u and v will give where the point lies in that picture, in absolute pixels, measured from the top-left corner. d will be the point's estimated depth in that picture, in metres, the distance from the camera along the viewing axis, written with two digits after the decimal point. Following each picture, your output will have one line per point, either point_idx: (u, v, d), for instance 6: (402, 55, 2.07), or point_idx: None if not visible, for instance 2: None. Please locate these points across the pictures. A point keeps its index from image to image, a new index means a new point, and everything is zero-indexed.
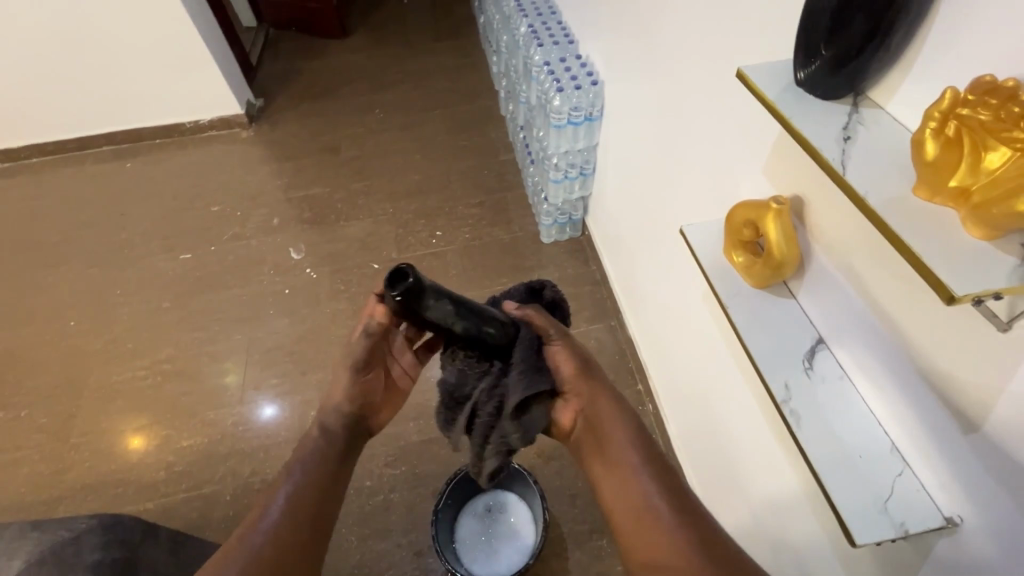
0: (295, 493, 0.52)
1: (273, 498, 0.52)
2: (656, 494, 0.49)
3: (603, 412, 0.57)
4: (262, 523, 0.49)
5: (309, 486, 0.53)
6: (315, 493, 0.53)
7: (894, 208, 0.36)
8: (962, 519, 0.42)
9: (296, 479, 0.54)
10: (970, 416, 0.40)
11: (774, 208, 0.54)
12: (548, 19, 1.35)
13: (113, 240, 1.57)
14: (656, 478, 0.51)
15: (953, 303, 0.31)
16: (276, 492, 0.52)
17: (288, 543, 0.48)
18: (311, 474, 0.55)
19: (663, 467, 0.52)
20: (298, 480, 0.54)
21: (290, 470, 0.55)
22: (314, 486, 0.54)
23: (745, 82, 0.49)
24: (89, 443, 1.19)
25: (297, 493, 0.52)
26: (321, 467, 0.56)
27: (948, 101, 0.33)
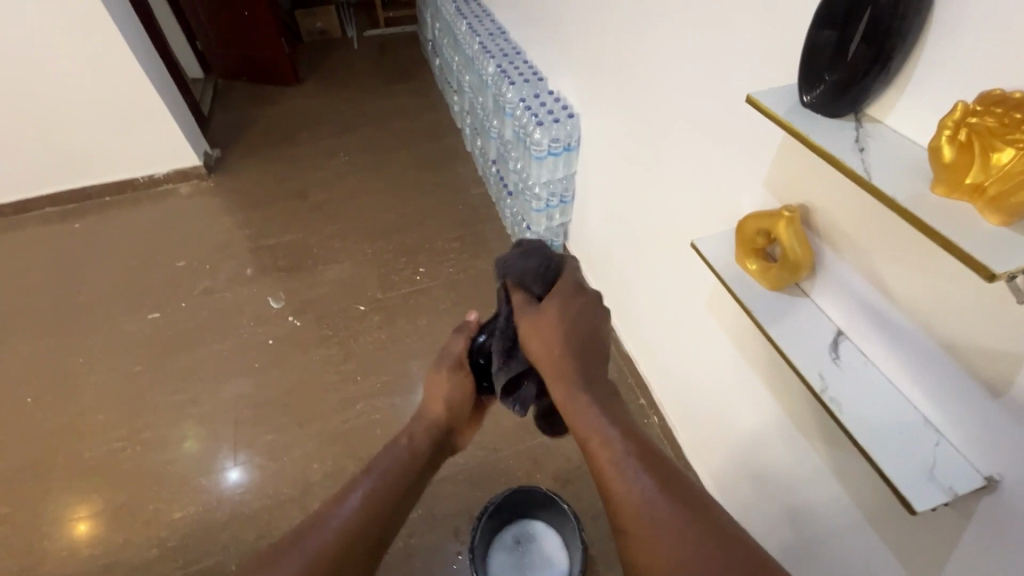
0: (372, 495, 0.62)
1: (354, 492, 0.62)
2: (638, 471, 0.54)
3: (567, 387, 0.62)
4: (341, 513, 0.60)
5: (386, 492, 0.63)
6: (388, 499, 0.63)
7: (921, 204, 0.42)
8: (1002, 476, 0.47)
9: (374, 482, 0.64)
10: (995, 382, 0.46)
11: (786, 215, 0.59)
12: (514, 59, 1.43)
13: (68, 305, 1.46)
14: (639, 461, 0.55)
15: (994, 279, 0.36)
16: (356, 489, 0.63)
17: (354, 543, 0.58)
18: (384, 484, 0.64)
19: (643, 451, 0.56)
20: (374, 484, 0.63)
21: (373, 470, 0.65)
22: (389, 495, 0.63)
23: (757, 105, 0.55)
24: (65, 528, 1.08)
25: (370, 498, 0.62)
26: (396, 481, 0.65)
27: (960, 112, 0.39)
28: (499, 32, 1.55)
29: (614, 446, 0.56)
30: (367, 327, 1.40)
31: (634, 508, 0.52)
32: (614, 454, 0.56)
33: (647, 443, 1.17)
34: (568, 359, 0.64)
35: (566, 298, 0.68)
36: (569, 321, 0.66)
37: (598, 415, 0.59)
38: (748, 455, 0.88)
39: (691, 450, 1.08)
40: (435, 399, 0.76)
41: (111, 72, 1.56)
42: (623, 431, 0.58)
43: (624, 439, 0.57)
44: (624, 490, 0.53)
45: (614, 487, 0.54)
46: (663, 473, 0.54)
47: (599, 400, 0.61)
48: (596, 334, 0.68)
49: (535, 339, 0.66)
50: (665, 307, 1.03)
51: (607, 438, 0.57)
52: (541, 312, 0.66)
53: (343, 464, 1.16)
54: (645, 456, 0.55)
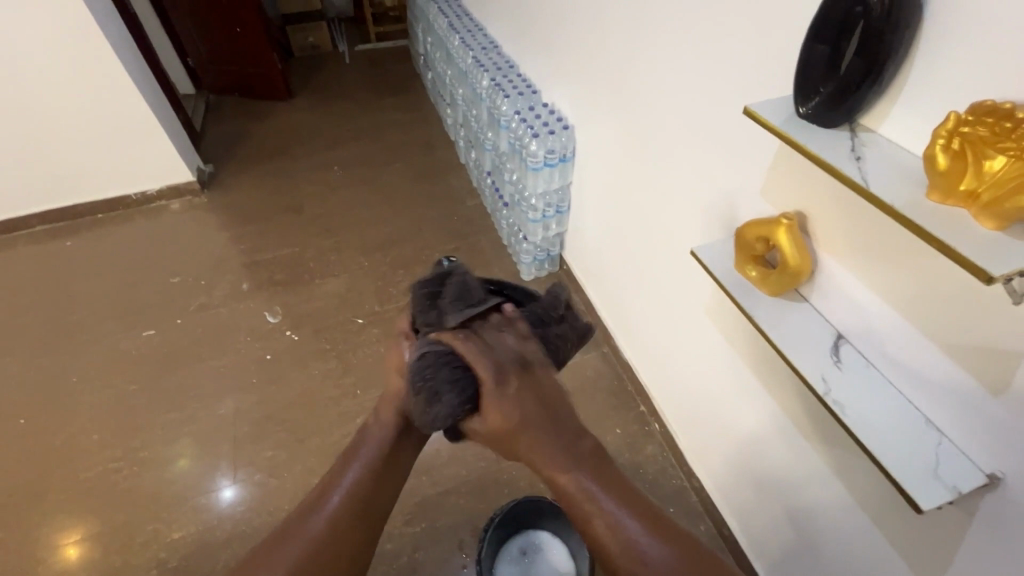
0: (357, 487, 0.64)
1: (339, 486, 0.64)
2: (628, 523, 0.53)
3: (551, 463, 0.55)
4: (326, 509, 0.62)
5: (371, 482, 0.64)
6: (373, 487, 0.65)
7: (918, 210, 0.43)
8: (1005, 473, 0.48)
9: (358, 475, 0.65)
10: (994, 382, 0.47)
11: (784, 223, 0.61)
12: (508, 73, 1.45)
13: (61, 324, 1.45)
14: (629, 512, 0.53)
15: (993, 282, 0.38)
16: (340, 483, 0.64)
17: (342, 536, 0.61)
18: (368, 474, 0.65)
19: (631, 500, 0.54)
20: (361, 468, 0.65)
21: (355, 462, 0.66)
22: (374, 483, 0.65)
23: (754, 116, 0.56)
24: (60, 552, 1.06)
25: (359, 482, 0.64)
26: (378, 468, 0.66)
27: (953, 122, 0.41)
28: (492, 46, 1.57)
29: (610, 521, 0.53)
30: (366, 340, 1.39)
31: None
32: (612, 529, 0.52)
33: (649, 451, 1.17)
34: (540, 444, 0.55)
35: (497, 394, 0.56)
36: (515, 410, 0.56)
37: (586, 487, 0.54)
38: (750, 460, 0.89)
39: (693, 456, 1.09)
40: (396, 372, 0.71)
41: (104, 89, 1.56)
42: (614, 498, 0.54)
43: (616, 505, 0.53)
44: (622, 564, 0.52)
45: (617, 562, 0.52)
46: (649, 517, 0.53)
47: (585, 470, 0.55)
48: (553, 398, 0.58)
49: (500, 443, 0.58)
50: (663, 314, 1.05)
51: (598, 510, 0.53)
52: (487, 416, 0.57)
53: None
54: (629, 503, 0.54)
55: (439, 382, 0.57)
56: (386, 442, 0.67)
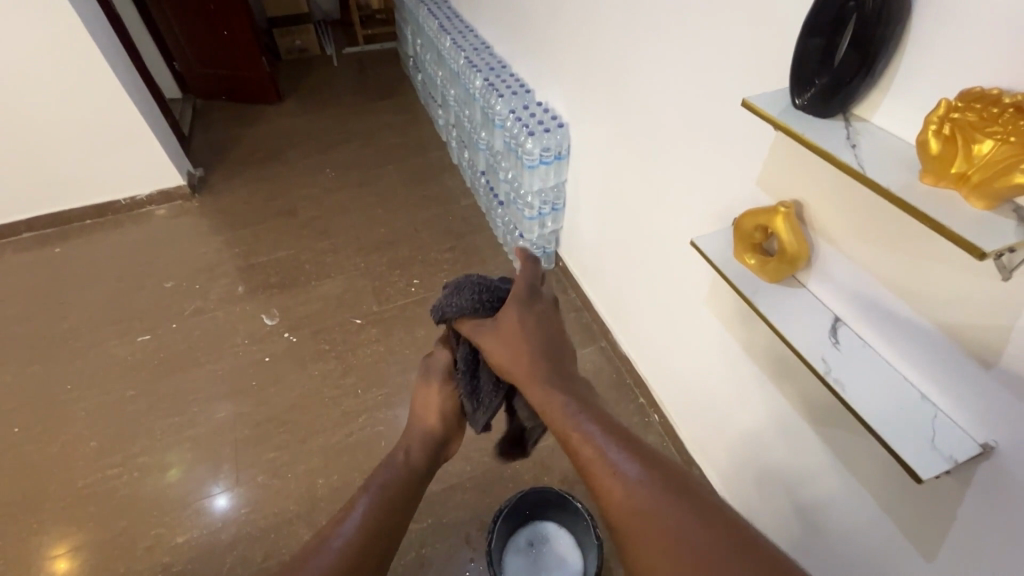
0: (377, 503, 0.63)
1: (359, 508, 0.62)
2: (615, 451, 0.51)
3: (540, 391, 0.59)
4: (347, 525, 0.60)
5: (388, 501, 0.64)
6: (389, 505, 0.64)
7: (913, 192, 0.46)
8: (997, 442, 0.51)
9: (378, 492, 0.65)
10: (986, 354, 0.49)
11: (782, 211, 0.63)
12: (501, 73, 1.46)
13: (53, 332, 1.43)
14: (619, 443, 0.51)
15: (985, 258, 0.40)
16: (361, 502, 0.63)
17: (364, 552, 0.58)
18: (384, 495, 0.64)
19: (624, 437, 0.52)
20: (377, 494, 0.64)
21: (371, 485, 0.66)
22: (390, 500, 0.64)
23: (752, 109, 0.58)
24: (61, 560, 1.05)
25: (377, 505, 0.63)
26: (399, 489, 0.66)
27: (944, 109, 0.44)
28: (483, 46, 1.59)
29: (596, 444, 0.52)
30: (364, 341, 1.40)
31: (621, 502, 0.48)
32: (595, 450, 0.51)
33: (649, 442, 1.19)
34: (540, 362, 0.61)
35: (523, 303, 0.67)
36: (532, 322, 0.65)
37: (577, 411, 0.55)
38: (750, 444, 0.91)
39: (692, 445, 1.11)
40: (429, 410, 0.74)
41: (93, 94, 1.55)
42: (601, 425, 0.54)
43: (603, 430, 0.53)
44: (607, 485, 0.49)
45: (600, 484, 0.50)
46: (643, 455, 0.50)
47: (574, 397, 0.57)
48: (559, 335, 0.66)
49: (502, 354, 0.62)
50: (661, 306, 1.07)
51: (585, 432, 0.53)
52: (502, 321, 0.65)
53: (349, 479, 1.15)
54: (621, 437, 0.52)
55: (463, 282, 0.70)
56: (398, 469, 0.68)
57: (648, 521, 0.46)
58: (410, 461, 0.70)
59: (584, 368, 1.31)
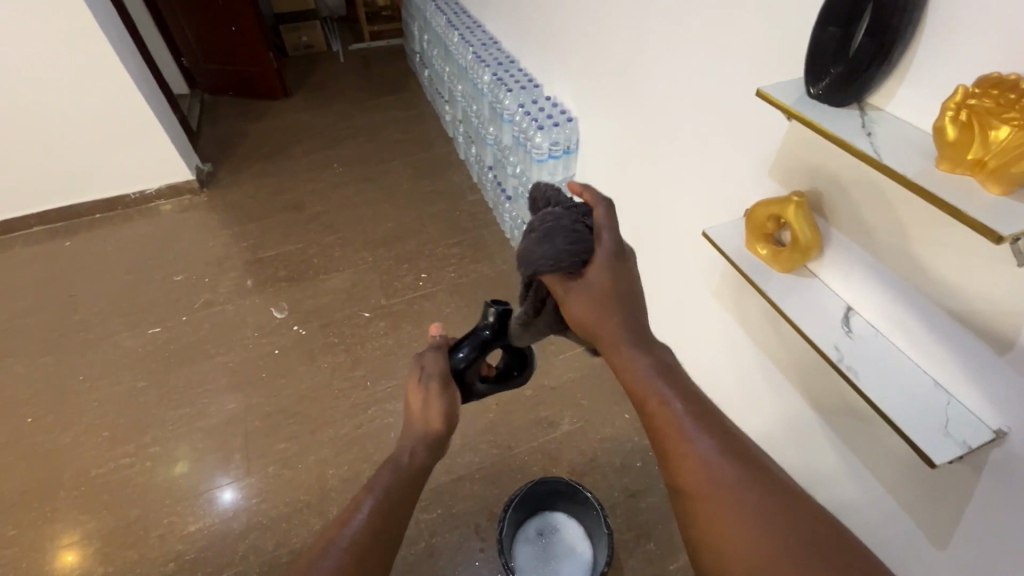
0: (383, 500, 0.58)
1: (358, 514, 0.56)
2: (692, 422, 0.47)
3: (617, 353, 0.51)
4: (350, 528, 0.55)
5: (395, 499, 0.59)
6: (395, 501, 0.59)
7: (927, 178, 0.46)
8: (1010, 428, 0.51)
9: (378, 495, 0.59)
10: (1001, 340, 0.50)
11: (795, 201, 0.64)
12: (509, 67, 1.47)
13: (64, 324, 1.44)
14: (697, 415, 0.47)
15: (1001, 242, 0.41)
16: (364, 501, 0.58)
17: (363, 564, 0.52)
18: (385, 497, 0.58)
19: (703, 408, 0.48)
20: (379, 496, 0.58)
21: (377, 483, 0.60)
22: (396, 495, 0.59)
23: (766, 97, 0.59)
24: (73, 548, 1.06)
25: (378, 507, 0.57)
26: (402, 489, 0.60)
27: (960, 95, 0.44)
28: (491, 42, 1.59)
29: (674, 409, 0.47)
30: (373, 334, 1.41)
31: (697, 478, 0.45)
32: (674, 421, 0.47)
33: None
34: (618, 321, 0.51)
35: (611, 261, 0.52)
36: (620, 281, 0.52)
37: (656, 374, 0.49)
38: (761, 435, 0.91)
39: None
40: (430, 413, 0.66)
41: (104, 89, 1.56)
42: (681, 390, 0.49)
43: (680, 396, 0.48)
44: (684, 456, 0.46)
45: (673, 457, 0.47)
46: (719, 428, 0.47)
47: (656, 360, 0.50)
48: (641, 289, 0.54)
49: (586, 316, 0.52)
50: (670, 298, 1.07)
51: (663, 398, 0.48)
52: (593, 282, 0.52)
53: (359, 469, 1.16)
54: (699, 408, 0.48)
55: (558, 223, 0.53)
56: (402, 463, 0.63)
57: (728, 505, 0.44)
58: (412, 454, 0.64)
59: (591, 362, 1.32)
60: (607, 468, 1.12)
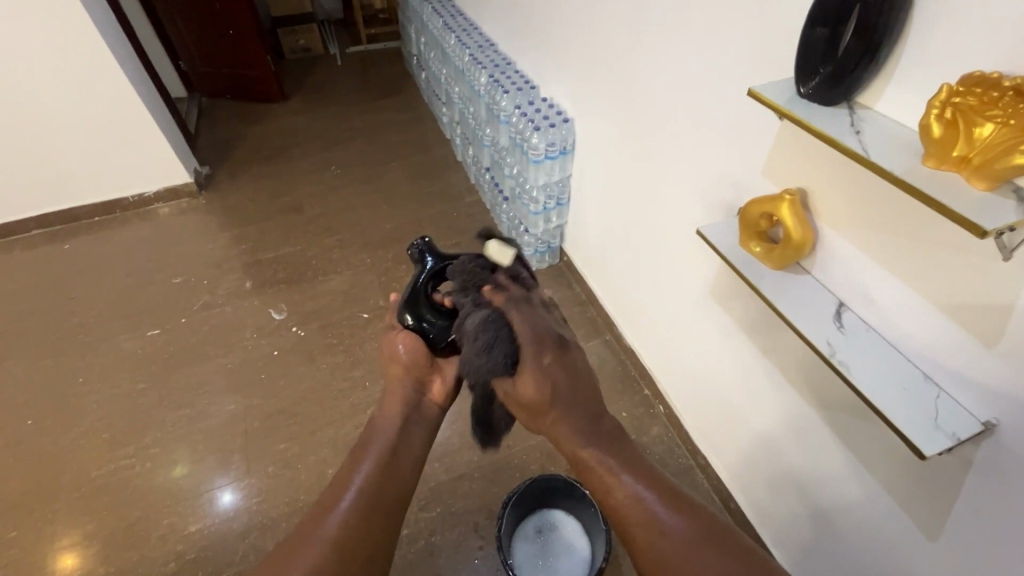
0: (369, 481, 0.65)
1: (353, 483, 0.65)
2: (643, 490, 0.59)
3: (569, 436, 0.64)
4: (337, 512, 0.62)
5: (382, 477, 0.66)
6: (383, 479, 0.66)
7: (914, 175, 0.47)
8: (999, 420, 0.52)
9: (372, 462, 0.67)
10: (987, 334, 0.51)
11: (787, 198, 0.65)
12: (506, 69, 1.48)
13: (63, 327, 1.44)
14: (651, 488, 0.60)
15: (986, 236, 0.41)
16: (357, 474, 0.66)
17: (359, 530, 0.62)
18: (378, 464, 0.67)
19: (656, 481, 0.61)
20: (371, 464, 0.67)
21: (364, 459, 0.68)
22: (383, 472, 0.67)
23: (758, 97, 0.60)
24: (74, 549, 1.06)
25: (371, 475, 0.66)
26: (390, 453, 0.69)
27: (945, 93, 0.45)
28: (488, 44, 1.60)
29: (627, 488, 0.60)
30: (371, 335, 1.41)
31: (651, 550, 0.57)
32: (632, 496, 0.59)
33: (654, 434, 1.21)
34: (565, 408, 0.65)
35: (535, 358, 0.65)
36: (552, 378, 0.65)
37: (605, 455, 0.62)
38: (757, 429, 0.92)
39: (698, 435, 1.13)
40: (395, 365, 0.77)
41: (103, 93, 1.57)
42: (634, 470, 0.61)
43: (635, 479, 0.60)
44: (639, 534, 0.58)
45: (634, 537, 0.58)
46: (670, 497, 0.59)
47: (604, 446, 0.63)
48: (575, 379, 0.66)
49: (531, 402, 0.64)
50: (666, 296, 1.09)
51: (620, 480, 0.60)
52: (522, 379, 0.64)
53: None
54: (652, 483, 0.60)
55: (496, 335, 0.64)
56: (390, 433, 0.70)
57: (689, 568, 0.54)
58: (400, 427, 0.71)
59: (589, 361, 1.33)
60: None
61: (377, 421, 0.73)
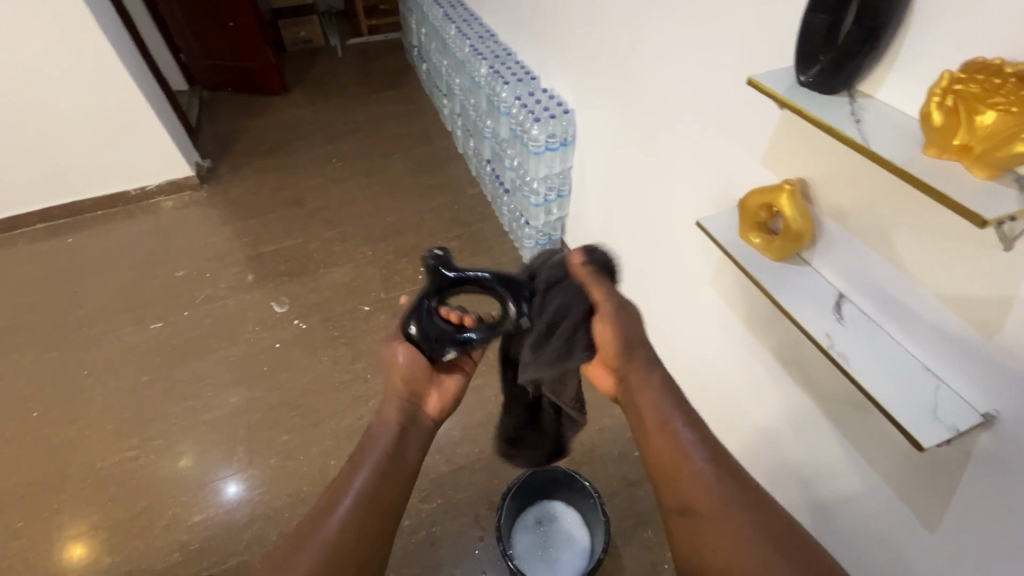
0: (367, 485, 0.62)
1: (352, 486, 0.62)
2: (693, 438, 0.59)
3: (640, 380, 0.65)
4: (336, 516, 0.59)
5: (381, 480, 0.63)
6: (383, 482, 0.63)
7: (914, 164, 0.47)
8: (998, 412, 0.52)
9: (370, 465, 0.64)
10: (987, 325, 0.50)
11: (787, 188, 0.64)
12: (506, 60, 1.46)
13: (68, 320, 1.45)
14: (702, 439, 0.59)
15: (985, 226, 0.41)
16: (355, 476, 0.63)
17: (359, 535, 0.58)
18: (378, 467, 0.63)
19: (709, 435, 0.59)
20: (370, 466, 0.63)
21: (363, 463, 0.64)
22: (382, 475, 0.63)
23: (758, 86, 0.59)
24: (80, 540, 1.07)
25: (370, 477, 0.62)
26: (388, 456, 0.65)
27: (947, 80, 0.44)
28: (489, 34, 1.59)
29: (682, 431, 0.59)
30: (373, 327, 1.42)
31: (703, 493, 0.55)
32: (678, 437, 0.59)
33: None
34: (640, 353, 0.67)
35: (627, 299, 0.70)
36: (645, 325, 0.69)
37: (669, 402, 0.62)
38: (757, 421, 0.92)
39: None
40: (395, 375, 0.72)
41: (104, 87, 1.57)
42: (690, 419, 0.61)
43: (691, 426, 0.60)
44: (687, 472, 0.57)
45: (680, 475, 0.57)
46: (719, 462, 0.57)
47: (669, 392, 0.64)
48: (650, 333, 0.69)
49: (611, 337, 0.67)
50: (666, 288, 1.08)
51: (674, 421, 0.60)
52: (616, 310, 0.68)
53: None
54: (706, 437, 0.59)
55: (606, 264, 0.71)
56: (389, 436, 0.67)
57: (735, 538, 0.52)
58: (399, 432, 0.68)
59: None
60: (606, 457, 1.13)
61: (375, 426, 0.69)
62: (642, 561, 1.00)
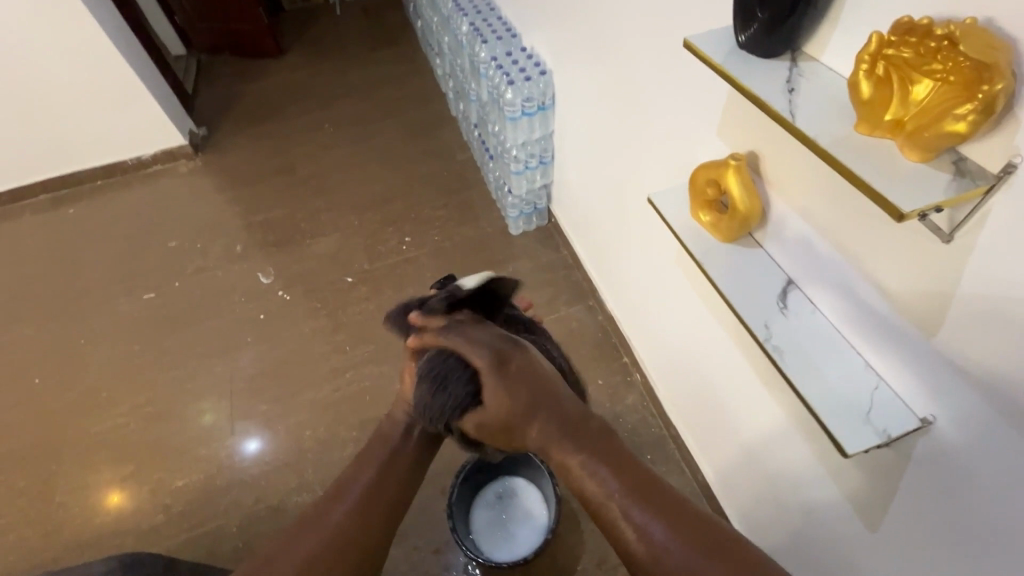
0: (368, 489, 0.63)
1: (354, 484, 0.64)
2: (620, 499, 0.52)
3: (546, 440, 0.58)
4: (339, 509, 0.61)
5: (380, 485, 0.64)
6: (383, 483, 0.64)
7: (842, 145, 0.41)
8: (936, 417, 0.47)
9: (374, 469, 0.65)
10: (927, 323, 0.46)
11: (732, 164, 0.58)
12: (488, 16, 1.37)
13: (68, 290, 1.50)
14: (639, 501, 0.52)
15: (903, 220, 0.36)
16: (359, 478, 0.64)
17: (356, 527, 0.60)
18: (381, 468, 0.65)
19: (646, 488, 0.53)
20: (376, 470, 0.65)
21: (364, 469, 0.65)
22: (382, 482, 0.64)
23: (693, 51, 0.53)
24: (73, 501, 1.14)
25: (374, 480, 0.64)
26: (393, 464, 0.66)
27: (875, 44, 0.38)
28: None
29: (604, 491, 0.53)
30: (354, 299, 1.42)
31: (653, 564, 0.49)
32: (606, 499, 0.53)
33: (629, 403, 1.18)
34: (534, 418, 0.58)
35: (495, 373, 0.59)
36: (517, 390, 0.58)
37: (587, 458, 0.55)
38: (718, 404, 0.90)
39: (669, 407, 1.10)
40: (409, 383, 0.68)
41: (88, 55, 1.55)
42: (620, 473, 0.54)
43: (617, 480, 0.53)
44: (633, 543, 0.51)
45: (623, 544, 0.51)
46: (685, 520, 0.50)
47: (589, 450, 0.56)
48: (543, 381, 0.60)
49: (493, 425, 0.60)
50: (639, 263, 1.03)
51: (601, 485, 0.53)
52: (486, 404, 0.59)
53: (335, 431, 1.20)
54: (652, 499, 0.52)
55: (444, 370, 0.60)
56: (394, 444, 0.67)
57: None
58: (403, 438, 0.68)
59: (569, 327, 1.30)
60: None
61: (383, 427, 0.69)
62: (603, 538, 0.99)
